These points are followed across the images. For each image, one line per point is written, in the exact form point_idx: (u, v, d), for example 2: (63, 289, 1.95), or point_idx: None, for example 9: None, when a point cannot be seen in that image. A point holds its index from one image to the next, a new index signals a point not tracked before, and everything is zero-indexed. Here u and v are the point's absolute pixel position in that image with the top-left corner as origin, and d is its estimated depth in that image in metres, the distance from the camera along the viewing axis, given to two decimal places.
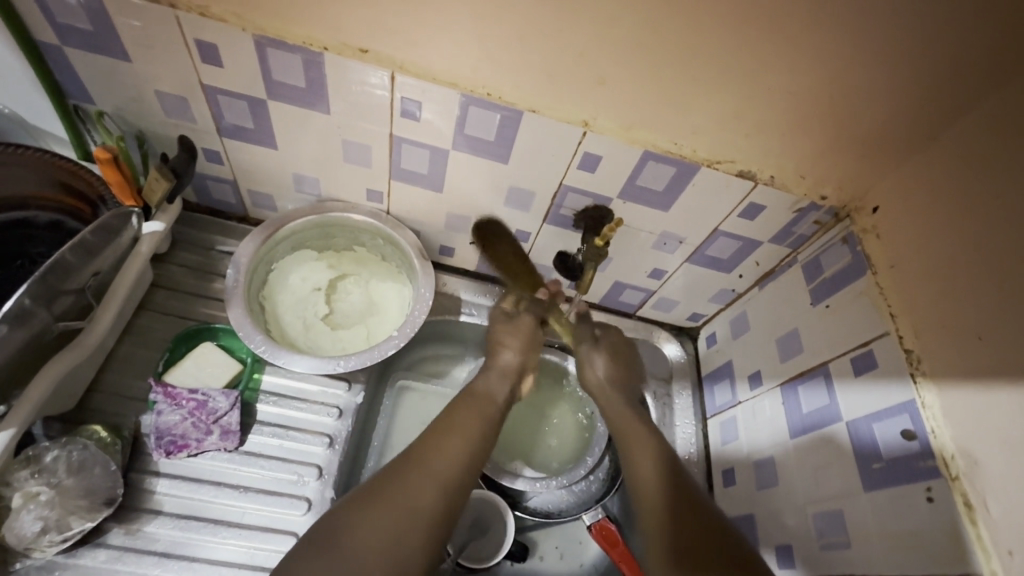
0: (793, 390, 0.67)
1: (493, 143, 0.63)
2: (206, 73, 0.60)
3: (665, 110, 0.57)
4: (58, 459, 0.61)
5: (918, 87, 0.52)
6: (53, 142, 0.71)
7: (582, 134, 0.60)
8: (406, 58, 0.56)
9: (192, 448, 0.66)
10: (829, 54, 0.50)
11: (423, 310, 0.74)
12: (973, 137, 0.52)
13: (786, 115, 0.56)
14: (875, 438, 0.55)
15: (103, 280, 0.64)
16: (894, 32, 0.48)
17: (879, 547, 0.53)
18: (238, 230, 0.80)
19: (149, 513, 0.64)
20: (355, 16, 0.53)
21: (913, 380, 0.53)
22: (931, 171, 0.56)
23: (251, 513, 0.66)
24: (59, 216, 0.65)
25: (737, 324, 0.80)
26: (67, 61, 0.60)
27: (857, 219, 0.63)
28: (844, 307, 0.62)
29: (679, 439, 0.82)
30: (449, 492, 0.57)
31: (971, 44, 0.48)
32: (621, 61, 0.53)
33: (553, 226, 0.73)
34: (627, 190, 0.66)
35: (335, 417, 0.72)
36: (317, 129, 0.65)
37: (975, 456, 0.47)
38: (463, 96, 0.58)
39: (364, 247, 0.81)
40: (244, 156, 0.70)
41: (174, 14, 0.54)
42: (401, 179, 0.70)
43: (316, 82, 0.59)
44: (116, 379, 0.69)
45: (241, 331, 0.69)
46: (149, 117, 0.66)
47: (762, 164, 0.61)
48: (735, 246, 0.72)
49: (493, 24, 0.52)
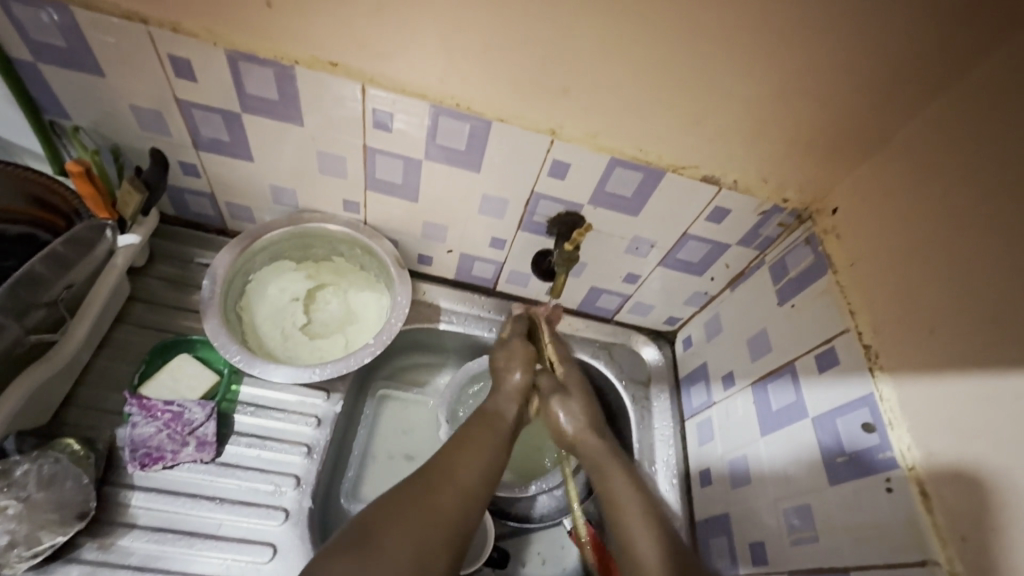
0: (763, 389, 0.68)
1: (465, 152, 0.64)
2: (180, 87, 0.61)
3: (628, 119, 0.59)
4: (28, 473, 0.59)
5: (864, 95, 0.55)
6: (29, 158, 0.71)
7: (549, 142, 0.62)
8: (375, 71, 0.57)
9: (167, 460, 0.66)
10: (780, 63, 0.53)
11: (400, 318, 0.75)
12: (918, 142, 0.55)
13: (743, 123, 0.58)
14: (839, 432, 0.56)
15: (77, 293, 0.64)
16: (837, 42, 0.51)
17: (846, 540, 0.54)
18: (216, 242, 0.80)
19: (123, 526, 0.63)
20: (326, 31, 0.54)
21: (871, 374, 0.54)
22: (881, 175, 0.58)
23: (227, 524, 0.65)
24: (30, 229, 0.65)
25: (710, 326, 0.81)
26: (41, 77, 0.61)
27: (818, 221, 0.65)
28: (807, 306, 0.64)
29: (659, 462, 0.81)
30: (464, 499, 0.55)
31: (909, 54, 0.51)
32: (583, 73, 0.55)
33: (527, 232, 0.74)
34: (597, 196, 0.67)
35: (313, 426, 0.72)
36: (291, 141, 0.66)
37: (929, 446, 0.49)
38: (432, 107, 0.59)
39: (342, 258, 0.81)
40: (220, 169, 0.71)
41: (147, 31, 0.55)
42: (377, 189, 0.71)
43: (289, 96, 0.60)
44: (90, 393, 0.69)
45: (217, 341, 0.69)
46: (125, 132, 0.67)
47: (725, 169, 0.63)
48: (705, 250, 0.73)
49: (458, 37, 0.53)
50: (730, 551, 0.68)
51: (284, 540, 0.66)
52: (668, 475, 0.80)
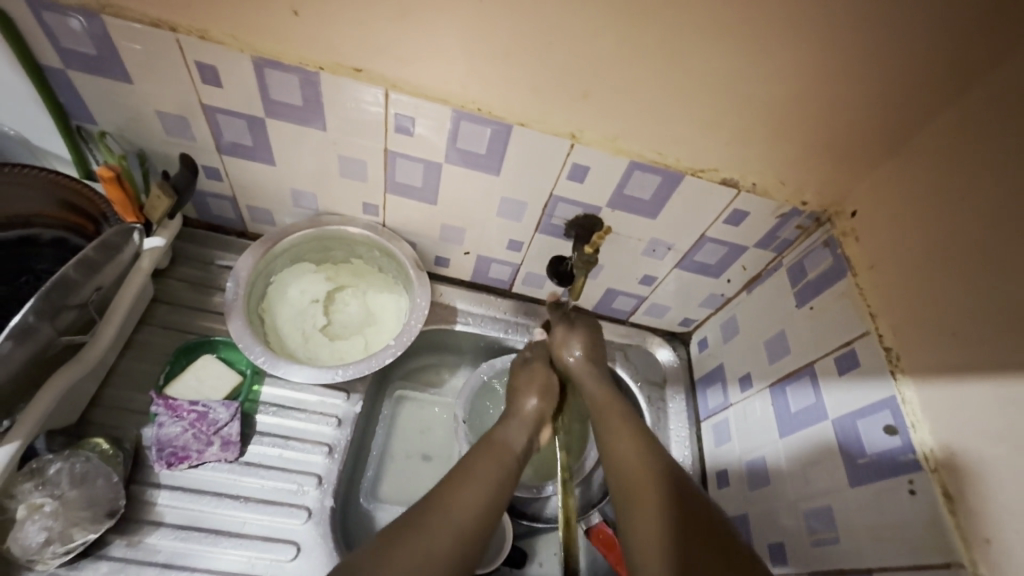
0: (781, 391, 0.68)
1: (485, 155, 0.65)
2: (205, 93, 0.62)
3: (648, 122, 0.59)
4: (61, 471, 0.61)
5: (884, 98, 0.55)
6: (56, 162, 0.73)
7: (569, 146, 0.62)
8: (398, 77, 0.58)
9: (192, 459, 0.67)
10: (800, 67, 0.53)
11: (419, 319, 0.76)
12: (939, 143, 0.55)
13: (763, 126, 0.58)
14: (860, 434, 0.57)
15: (106, 296, 0.65)
16: (858, 46, 0.51)
17: (868, 542, 0.54)
18: (237, 244, 0.82)
19: (151, 524, 0.65)
20: (351, 38, 0.55)
21: (893, 377, 0.55)
22: (901, 178, 0.58)
23: (251, 523, 0.66)
24: (64, 234, 0.66)
25: (727, 328, 0.81)
26: (71, 83, 0.62)
27: (837, 223, 0.65)
28: (827, 308, 0.64)
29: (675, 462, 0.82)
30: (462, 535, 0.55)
31: (930, 58, 0.51)
32: (604, 77, 0.56)
33: (544, 234, 0.75)
34: (615, 199, 0.68)
35: (334, 426, 0.73)
36: (313, 145, 0.67)
37: (953, 449, 0.49)
38: (454, 112, 0.60)
39: (361, 260, 0.82)
40: (242, 173, 0.72)
41: (175, 38, 0.56)
42: (396, 192, 0.72)
43: (313, 101, 0.61)
44: (117, 393, 0.71)
45: (241, 342, 0.70)
46: (150, 136, 0.68)
47: (745, 172, 0.63)
48: (722, 252, 0.74)
49: (481, 44, 0.54)
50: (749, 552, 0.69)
51: (307, 538, 0.67)
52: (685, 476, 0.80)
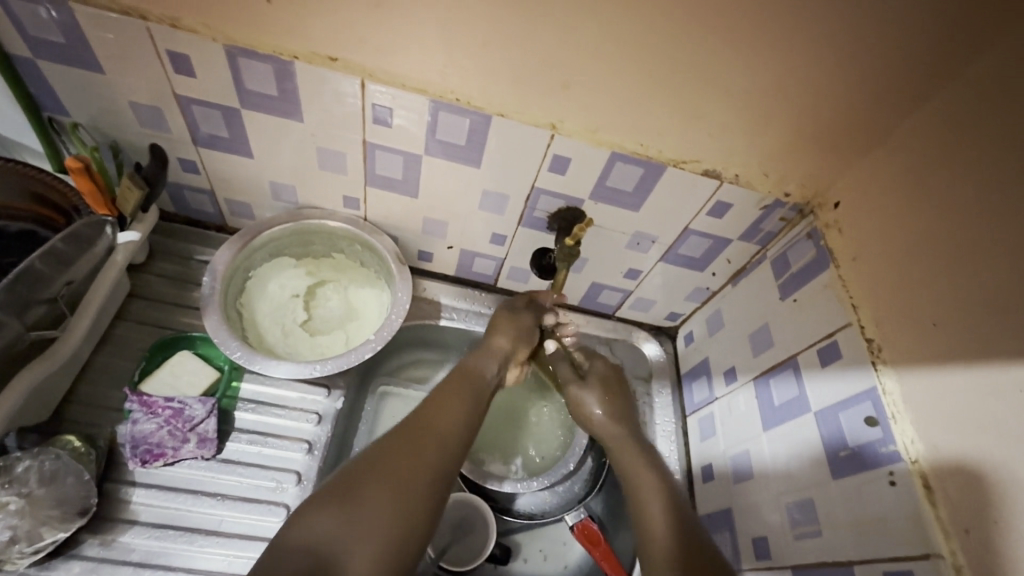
0: (765, 383, 0.68)
1: (464, 147, 0.64)
2: (179, 83, 0.61)
3: (629, 112, 0.58)
4: (29, 470, 0.59)
5: (866, 87, 0.54)
6: (27, 156, 0.71)
7: (550, 136, 0.61)
8: (375, 66, 0.57)
9: (168, 457, 0.66)
10: (781, 54, 0.52)
11: (400, 314, 0.75)
12: (924, 130, 0.54)
13: (745, 116, 0.58)
14: (841, 426, 0.56)
15: (77, 290, 0.64)
16: (838, 33, 0.50)
17: (849, 534, 0.54)
18: (216, 239, 0.80)
19: (124, 523, 0.63)
20: (325, 26, 0.54)
21: (875, 368, 0.54)
22: (883, 168, 0.58)
23: (228, 521, 0.65)
24: (33, 227, 0.64)
25: (712, 322, 0.81)
26: (41, 74, 0.61)
27: (820, 215, 0.64)
28: (810, 301, 0.64)
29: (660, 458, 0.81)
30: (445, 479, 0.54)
31: (912, 44, 0.50)
32: (584, 66, 0.55)
33: (527, 227, 0.74)
34: (598, 191, 0.67)
35: (314, 423, 0.72)
36: (290, 137, 0.66)
37: (933, 439, 0.48)
38: (432, 102, 0.59)
39: (343, 255, 0.81)
40: (219, 166, 0.71)
41: (145, 26, 0.55)
42: (376, 185, 0.71)
43: (289, 92, 0.60)
44: (92, 390, 0.69)
45: (218, 337, 0.69)
46: (124, 128, 0.67)
47: (727, 163, 0.63)
48: (706, 245, 0.73)
49: (457, 31, 0.53)
50: (733, 547, 0.68)
51: None
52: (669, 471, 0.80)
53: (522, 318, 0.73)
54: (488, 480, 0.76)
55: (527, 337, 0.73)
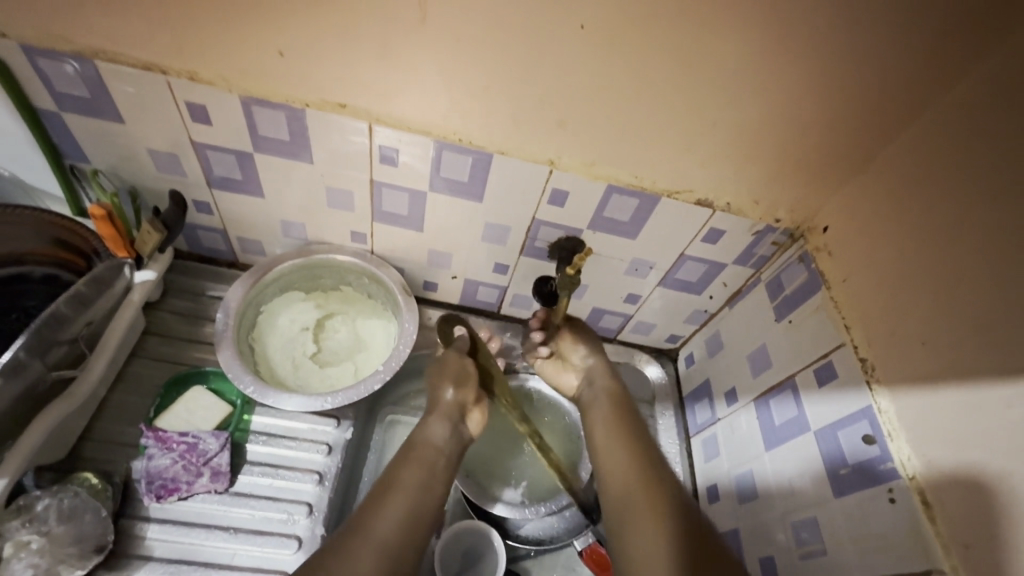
0: (765, 404, 0.69)
1: (467, 183, 0.67)
2: (195, 131, 0.64)
3: (623, 148, 0.62)
4: (49, 508, 0.61)
5: (846, 119, 0.57)
6: (49, 201, 0.74)
7: (548, 172, 0.64)
8: (382, 111, 0.61)
9: (182, 491, 0.67)
10: (763, 91, 0.56)
11: (408, 344, 0.77)
12: (903, 159, 0.57)
13: (733, 149, 0.61)
14: (840, 444, 0.58)
15: (96, 329, 0.66)
16: (818, 71, 0.54)
17: (852, 551, 0.55)
18: (228, 275, 0.83)
19: (140, 559, 0.64)
20: (335, 76, 0.58)
21: (869, 387, 0.56)
22: (867, 194, 0.61)
23: (241, 554, 0.66)
24: (55, 271, 0.68)
25: (711, 343, 0.83)
26: (65, 125, 0.64)
27: (810, 239, 0.67)
28: (805, 322, 0.66)
29: None
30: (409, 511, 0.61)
31: (885, 81, 0.54)
32: (580, 106, 0.58)
33: (529, 257, 0.77)
34: (596, 221, 0.70)
35: (324, 453, 0.73)
36: (300, 178, 0.69)
37: (928, 456, 0.50)
38: (436, 143, 0.62)
39: (350, 287, 0.83)
40: (232, 206, 0.74)
41: (166, 80, 0.59)
42: (383, 221, 0.74)
43: (299, 135, 0.64)
44: (108, 427, 0.71)
45: (231, 371, 0.71)
46: (142, 173, 0.70)
47: (718, 193, 0.66)
48: (702, 270, 0.76)
49: (459, 78, 0.57)
50: None
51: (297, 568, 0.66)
52: None
53: (448, 364, 0.75)
54: (492, 505, 0.78)
55: (466, 377, 0.74)
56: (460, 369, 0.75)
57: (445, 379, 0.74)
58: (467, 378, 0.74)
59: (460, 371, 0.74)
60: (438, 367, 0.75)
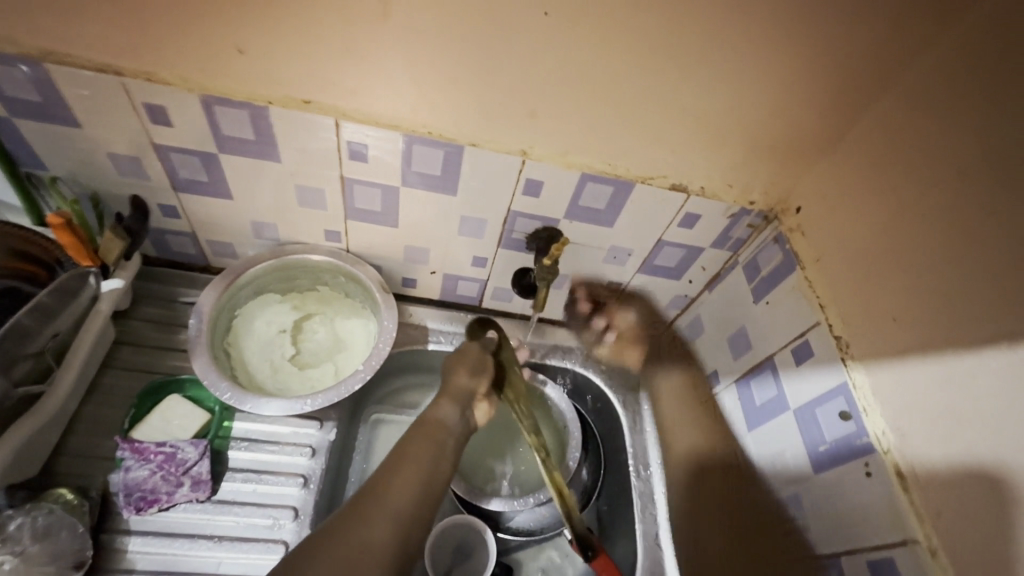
0: (747, 385, 0.71)
1: (440, 177, 0.66)
2: (156, 133, 0.62)
3: (595, 136, 0.61)
4: (23, 526, 0.60)
5: (814, 100, 0.57)
6: (9, 213, 0.72)
7: (521, 162, 0.64)
8: (347, 106, 0.59)
9: (163, 502, 0.66)
10: (730, 73, 0.55)
11: (388, 342, 0.76)
12: (868, 138, 0.58)
13: (704, 133, 0.61)
14: (819, 422, 0.60)
15: (63, 341, 0.65)
16: (783, 53, 0.53)
17: (834, 525, 0.57)
18: (200, 280, 0.81)
19: (122, 572, 0.63)
20: (297, 70, 0.56)
21: (844, 363, 0.57)
22: (835, 174, 0.61)
23: (226, 562, 0.65)
24: (16, 283, 0.66)
25: (693, 328, 0.83)
26: (18, 132, 0.62)
27: (784, 220, 0.67)
28: (781, 302, 0.66)
29: (654, 466, 0.82)
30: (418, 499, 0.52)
31: (851, 60, 0.54)
32: (548, 95, 0.57)
33: (506, 249, 0.76)
34: (573, 211, 0.69)
35: (308, 456, 0.72)
36: (271, 178, 0.67)
37: (902, 428, 0.51)
38: (406, 137, 0.61)
39: (327, 287, 0.82)
40: (198, 208, 0.71)
41: (121, 81, 0.57)
42: (357, 219, 0.73)
43: (265, 134, 0.62)
44: (82, 441, 0.69)
45: (207, 378, 0.69)
46: (104, 178, 0.68)
47: (692, 177, 0.65)
48: (680, 254, 0.76)
49: (425, 70, 0.55)
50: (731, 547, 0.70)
51: None
52: (663, 478, 0.81)
53: (469, 352, 0.71)
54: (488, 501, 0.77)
55: (483, 368, 0.70)
56: (480, 360, 0.71)
57: (464, 366, 0.69)
58: (488, 365, 0.71)
59: (481, 359, 0.71)
60: (456, 354, 0.71)
